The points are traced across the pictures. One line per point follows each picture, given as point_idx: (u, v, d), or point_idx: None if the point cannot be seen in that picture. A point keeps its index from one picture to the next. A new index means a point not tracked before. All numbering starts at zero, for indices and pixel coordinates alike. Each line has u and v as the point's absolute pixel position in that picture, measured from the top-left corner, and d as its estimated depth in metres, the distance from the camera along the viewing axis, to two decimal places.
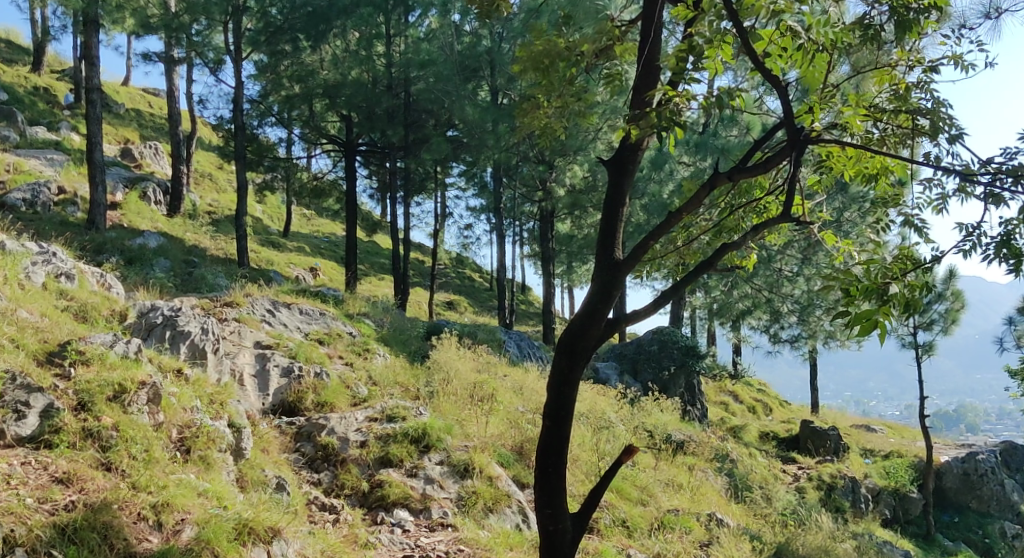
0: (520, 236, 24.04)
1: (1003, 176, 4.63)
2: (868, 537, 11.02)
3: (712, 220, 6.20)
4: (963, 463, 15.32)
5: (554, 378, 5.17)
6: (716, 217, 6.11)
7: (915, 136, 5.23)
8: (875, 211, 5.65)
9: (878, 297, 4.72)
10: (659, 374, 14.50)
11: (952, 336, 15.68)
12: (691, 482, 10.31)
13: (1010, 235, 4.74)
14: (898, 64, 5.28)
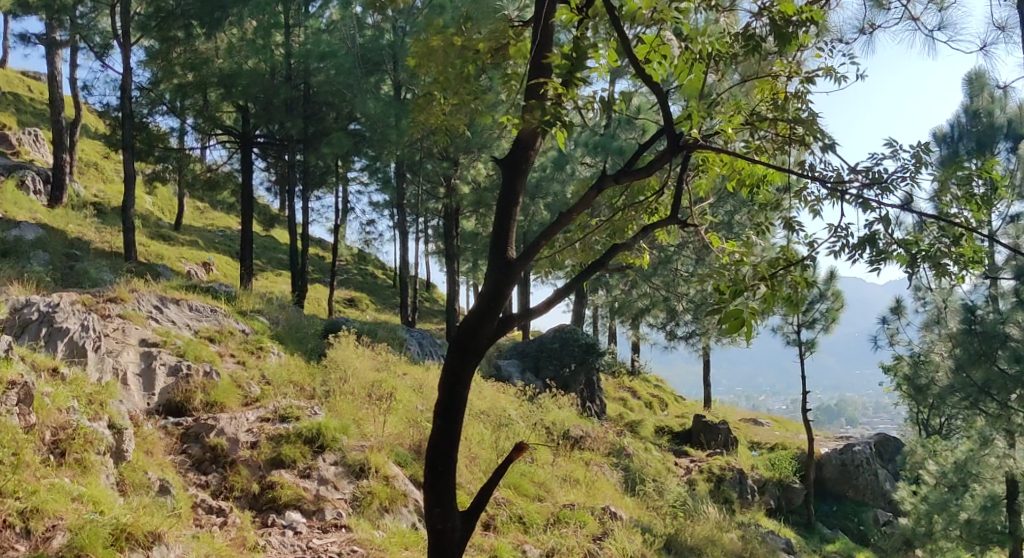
0: (424, 233, 23.92)
1: (869, 183, 4.82)
2: (754, 527, 11.42)
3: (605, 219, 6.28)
4: (841, 455, 16.05)
5: (445, 375, 5.14)
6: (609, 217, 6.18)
7: (792, 144, 5.46)
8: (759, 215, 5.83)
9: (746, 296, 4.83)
10: (560, 371, 14.54)
11: (831, 333, 16.17)
12: (588, 476, 10.46)
13: (874, 236, 4.93)
14: (779, 75, 5.54)
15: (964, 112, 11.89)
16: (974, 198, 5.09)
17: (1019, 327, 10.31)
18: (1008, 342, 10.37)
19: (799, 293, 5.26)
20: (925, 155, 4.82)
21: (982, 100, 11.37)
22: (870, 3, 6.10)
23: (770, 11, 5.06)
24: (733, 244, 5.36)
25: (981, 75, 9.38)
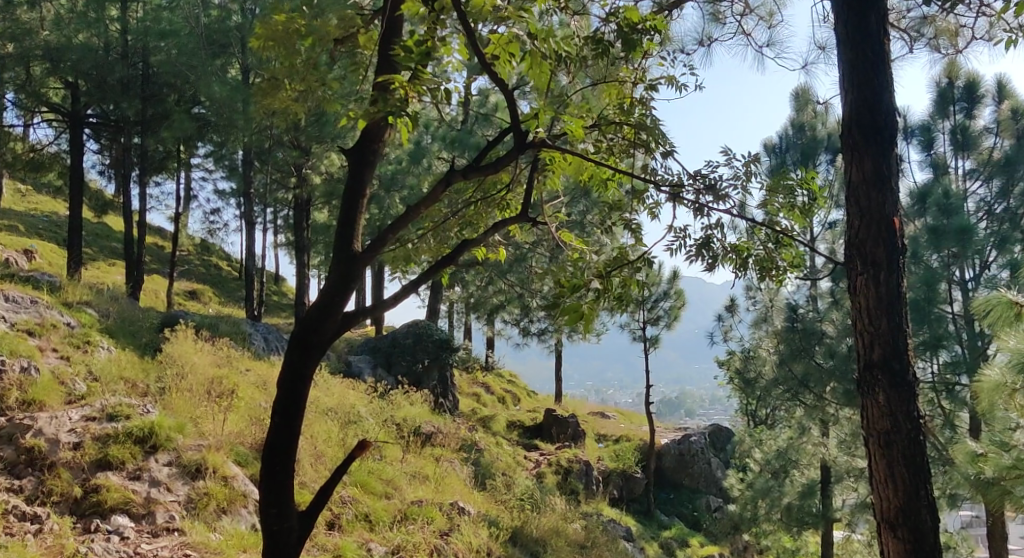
0: (273, 223, 23.14)
1: (704, 189, 4.99)
2: (597, 517, 11.68)
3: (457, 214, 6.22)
4: (679, 445, 16.73)
5: (285, 372, 4.93)
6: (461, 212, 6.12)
7: (637, 148, 5.59)
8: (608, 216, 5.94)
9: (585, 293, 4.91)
10: (413, 367, 14.35)
11: (674, 331, 16.78)
12: (437, 472, 10.35)
13: (710, 239, 5.11)
14: (625, 80, 5.66)
15: (791, 125, 12.59)
16: (799, 206, 5.40)
17: (834, 325, 11.06)
18: (824, 339, 11.10)
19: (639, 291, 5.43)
20: (755, 162, 5.04)
21: (807, 114, 12.08)
22: (708, 16, 6.33)
23: (616, 17, 5.17)
24: (582, 242, 5.42)
25: (806, 91, 9.94)
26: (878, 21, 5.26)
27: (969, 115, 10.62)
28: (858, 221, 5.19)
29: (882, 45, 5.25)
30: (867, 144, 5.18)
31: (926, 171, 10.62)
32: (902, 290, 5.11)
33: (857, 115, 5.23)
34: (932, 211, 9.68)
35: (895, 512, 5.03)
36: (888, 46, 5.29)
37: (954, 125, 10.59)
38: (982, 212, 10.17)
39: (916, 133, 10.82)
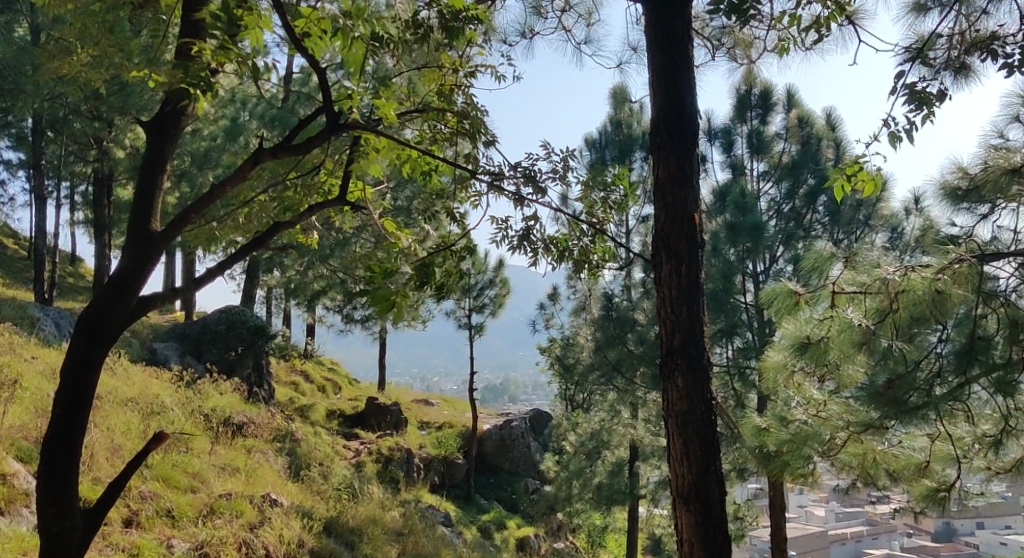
0: (71, 200, 21.41)
1: (524, 180, 5.02)
2: (415, 504, 11.61)
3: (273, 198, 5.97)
4: (500, 430, 16.96)
5: (69, 360, 4.48)
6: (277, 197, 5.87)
7: (458, 137, 5.57)
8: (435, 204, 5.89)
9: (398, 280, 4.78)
10: (225, 355, 13.66)
11: (498, 319, 16.88)
12: (248, 464, 9.90)
13: (530, 230, 5.15)
14: (447, 67, 5.62)
15: (609, 121, 12.90)
16: (613, 201, 5.58)
17: (645, 314, 11.53)
18: (636, 327, 11.55)
19: (459, 280, 5.38)
20: (573, 155, 5.12)
21: (624, 111, 12.43)
22: (530, 10, 6.33)
23: (438, 3, 5.10)
24: (403, 230, 5.32)
25: (622, 89, 10.26)
26: (685, 26, 5.26)
27: (764, 120, 11.32)
28: (663, 216, 5.12)
29: (687, 48, 5.25)
30: (673, 142, 5.14)
31: (726, 171, 11.24)
32: (701, 280, 5.08)
33: (665, 114, 5.18)
34: (730, 209, 10.22)
35: (687, 488, 4.94)
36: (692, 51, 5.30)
37: (750, 129, 11.25)
38: (772, 212, 10.91)
39: (718, 135, 11.43)
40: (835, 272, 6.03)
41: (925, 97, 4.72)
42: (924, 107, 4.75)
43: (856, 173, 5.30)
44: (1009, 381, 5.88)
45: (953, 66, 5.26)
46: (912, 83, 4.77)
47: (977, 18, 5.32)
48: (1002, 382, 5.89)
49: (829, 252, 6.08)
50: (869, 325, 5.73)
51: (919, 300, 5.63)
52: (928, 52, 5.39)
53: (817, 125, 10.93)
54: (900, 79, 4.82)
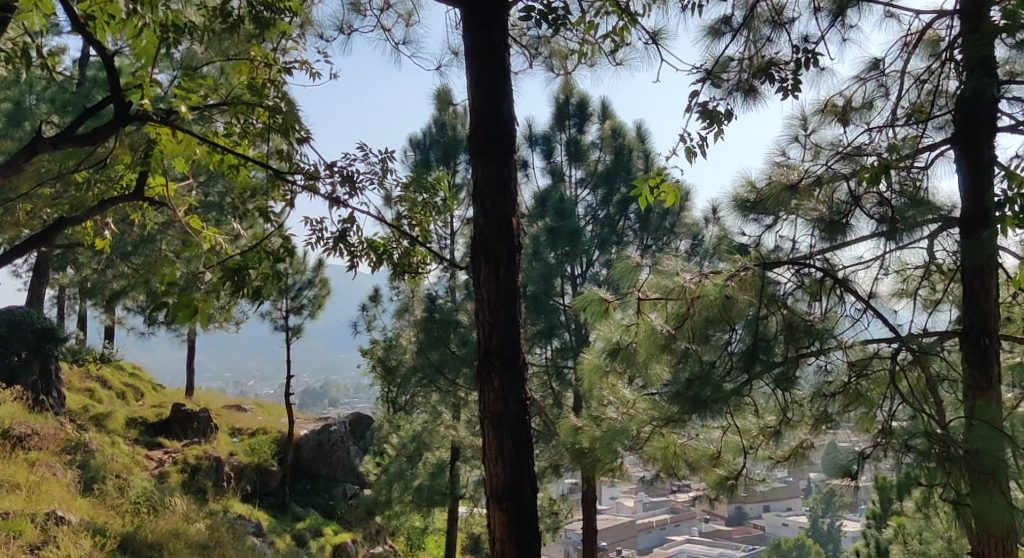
0: None
1: (341, 180, 4.91)
2: (222, 515, 11.08)
3: (63, 194, 5.56)
4: (318, 435, 16.56)
5: None
6: (68, 195, 5.49)
7: (268, 134, 5.36)
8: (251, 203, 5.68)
9: (198, 284, 4.50)
10: (7, 361, 12.49)
11: (317, 320, 16.39)
12: (31, 479, 9.09)
13: (347, 232, 5.06)
14: (257, 60, 5.33)
15: (433, 121, 12.70)
16: (424, 205, 5.71)
17: (468, 316, 11.57)
18: (459, 328, 11.56)
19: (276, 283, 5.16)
20: (390, 159, 5.09)
21: (448, 114, 12.29)
22: (348, 6, 6.16)
23: None
24: (213, 229, 5.06)
25: (444, 92, 10.20)
26: (502, 34, 5.28)
27: (581, 129, 11.59)
28: (482, 220, 5.11)
29: (504, 56, 5.28)
30: (492, 148, 5.14)
31: (545, 178, 11.42)
32: (518, 283, 5.12)
33: (483, 119, 5.17)
34: (551, 213, 10.43)
35: (501, 487, 4.96)
36: (510, 59, 5.33)
37: (569, 138, 11.50)
38: (589, 217, 11.16)
39: (539, 142, 11.60)
40: (643, 278, 5.93)
41: (716, 115, 4.97)
42: (716, 124, 5.00)
43: (657, 183, 5.58)
44: (789, 377, 5.40)
45: (743, 87, 5.58)
46: (705, 102, 5.00)
47: (764, 44, 5.67)
48: (780, 380, 5.39)
49: (636, 260, 5.97)
50: (669, 329, 5.63)
51: (712, 306, 5.51)
52: (720, 74, 5.68)
53: (629, 136, 11.37)
54: (694, 97, 5.05)
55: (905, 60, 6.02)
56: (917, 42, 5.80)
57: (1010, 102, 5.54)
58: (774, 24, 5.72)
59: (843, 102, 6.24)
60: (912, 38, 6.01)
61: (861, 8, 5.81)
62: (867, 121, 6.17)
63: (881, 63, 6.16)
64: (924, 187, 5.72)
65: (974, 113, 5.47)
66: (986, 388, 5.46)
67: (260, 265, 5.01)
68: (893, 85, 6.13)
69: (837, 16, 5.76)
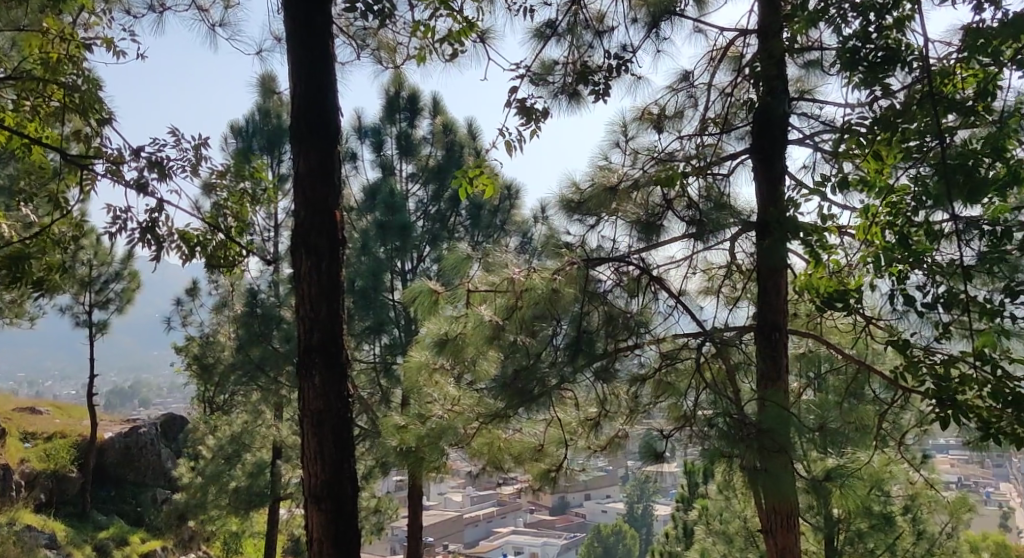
0: None
1: (148, 167, 4.59)
2: (10, 527, 10.17)
3: None
4: (125, 438, 15.57)
5: None
6: None
7: (64, 116, 4.88)
8: (45, 187, 5.15)
9: None
10: None
11: (125, 316, 15.34)
12: None
13: (154, 223, 4.76)
14: (51, 33, 4.83)
15: (257, 107, 12.07)
16: (246, 194, 5.48)
17: (292, 311, 11.12)
18: (282, 324, 11.05)
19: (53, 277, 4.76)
20: (204, 149, 4.86)
21: (273, 101, 11.69)
22: None
23: None
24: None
25: (268, 77, 9.74)
26: (326, 20, 5.07)
27: (411, 124, 11.31)
28: (302, 211, 4.89)
29: (327, 43, 5.07)
30: (313, 138, 4.94)
31: (374, 171, 11.12)
32: (339, 276, 4.94)
33: (305, 108, 4.96)
34: (381, 208, 10.04)
35: (320, 486, 4.78)
36: (334, 46, 5.13)
37: (399, 131, 11.17)
38: (420, 213, 10.95)
39: (368, 134, 11.23)
40: (472, 272, 5.84)
41: (534, 113, 5.00)
42: (533, 122, 5.03)
43: (474, 177, 5.64)
44: (610, 371, 5.61)
45: (567, 91, 5.69)
46: (523, 98, 5.03)
47: (586, 50, 5.75)
48: (602, 372, 5.59)
49: (466, 252, 5.87)
50: (497, 320, 5.53)
51: (539, 300, 5.51)
52: (545, 76, 5.75)
53: (459, 133, 11.30)
54: (512, 93, 5.07)
55: (711, 73, 6.27)
56: (722, 57, 6.07)
57: (799, 117, 5.90)
58: (596, 31, 5.83)
59: (658, 110, 6.45)
60: (718, 54, 6.28)
61: (673, 22, 6.02)
62: (678, 129, 6.43)
63: (690, 75, 6.41)
64: (726, 193, 5.99)
65: (768, 127, 5.69)
66: (774, 378, 5.72)
67: (40, 256, 4.56)
68: (701, 97, 6.40)
69: (652, 28, 5.95)
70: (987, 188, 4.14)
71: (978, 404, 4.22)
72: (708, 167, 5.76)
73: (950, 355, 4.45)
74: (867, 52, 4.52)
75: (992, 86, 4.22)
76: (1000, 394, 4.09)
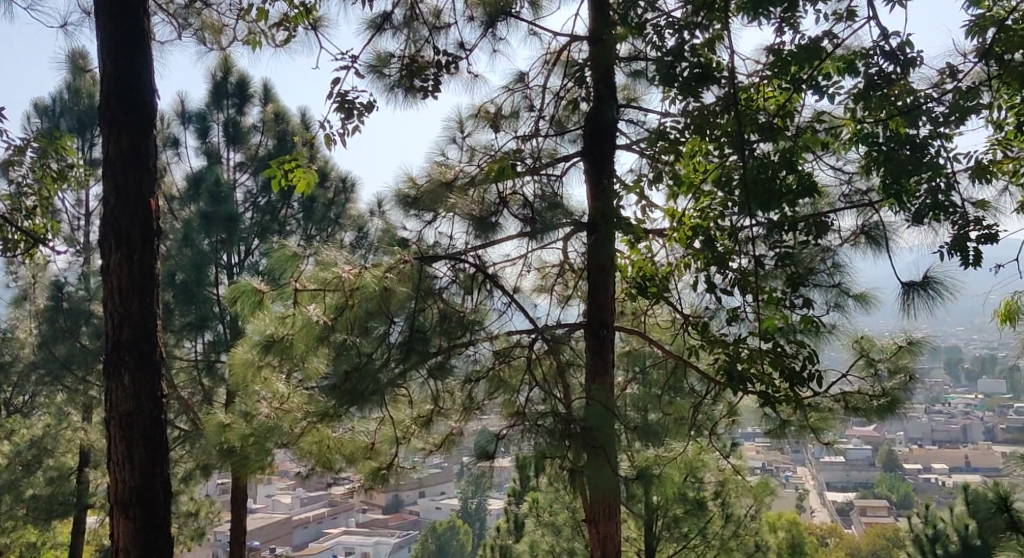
0: None
1: None
2: None
3: None
4: None
5: None
6: None
7: None
8: None
9: None
10: None
11: None
12: None
13: None
14: None
15: (66, 86, 11.16)
16: (52, 172, 5.05)
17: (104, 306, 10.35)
18: (92, 319, 10.24)
19: None
20: None
21: (85, 80, 10.84)
22: None
23: None
24: None
25: (79, 53, 9.03)
26: None
27: (240, 111, 10.80)
28: (113, 198, 4.55)
29: (144, 19, 4.72)
30: (127, 120, 4.60)
31: (199, 159, 10.54)
32: (155, 268, 4.62)
33: (117, 87, 4.61)
34: (204, 197, 9.47)
35: (128, 493, 4.46)
36: (152, 23, 4.80)
37: (227, 118, 10.65)
38: (248, 204, 10.45)
39: (192, 120, 10.63)
40: (302, 268, 5.61)
41: (355, 106, 4.88)
42: (355, 115, 4.90)
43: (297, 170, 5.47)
44: (443, 367, 5.45)
45: (402, 86, 5.58)
46: (345, 92, 4.89)
47: (422, 45, 5.67)
48: (434, 369, 5.41)
49: (293, 249, 5.60)
50: (326, 320, 5.30)
51: (371, 296, 5.31)
52: (380, 69, 5.57)
53: (292, 122, 10.90)
54: (335, 84, 4.92)
55: (545, 76, 6.34)
56: (556, 61, 6.14)
57: (627, 123, 6.06)
58: (432, 27, 5.76)
59: (494, 109, 6.45)
60: (552, 57, 6.36)
61: (509, 23, 6.04)
62: (514, 129, 6.46)
63: (526, 76, 6.45)
64: (559, 193, 6.10)
65: (601, 130, 5.80)
66: (603, 373, 5.85)
67: None
68: (535, 98, 6.46)
69: (487, 28, 5.95)
70: (783, 199, 4.40)
71: (760, 373, 4.68)
72: (542, 167, 5.84)
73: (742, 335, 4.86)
74: (682, 68, 4.72)
75: (790, 107, 4.55)
76: (778, 368, 4.56)
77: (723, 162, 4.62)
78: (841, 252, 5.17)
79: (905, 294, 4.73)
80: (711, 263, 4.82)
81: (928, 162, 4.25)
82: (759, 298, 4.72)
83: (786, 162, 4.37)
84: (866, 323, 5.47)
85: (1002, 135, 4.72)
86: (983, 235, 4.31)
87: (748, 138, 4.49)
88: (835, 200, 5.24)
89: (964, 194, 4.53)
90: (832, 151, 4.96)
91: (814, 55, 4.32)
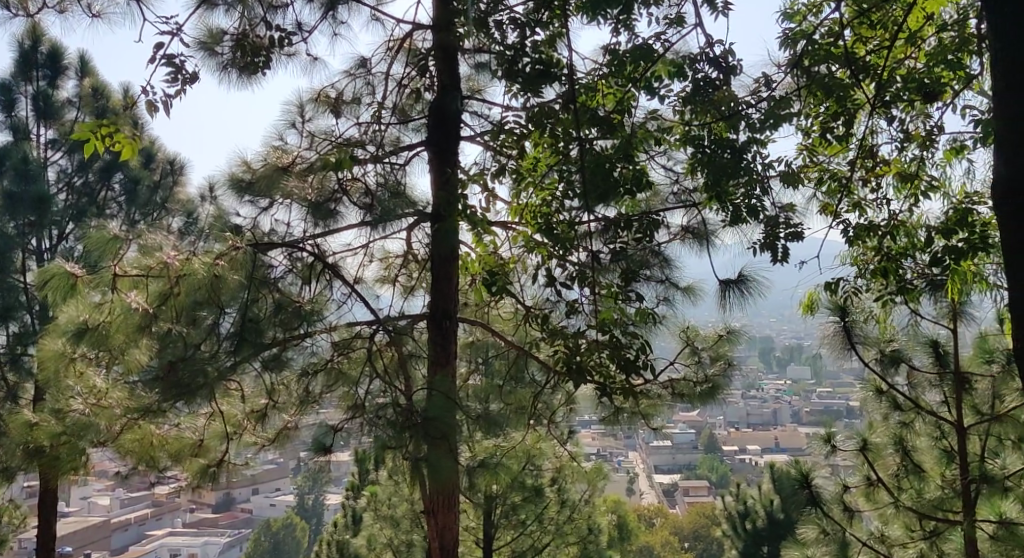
0: None
1: None
2: None
3: None
4: None
5: None
6: None
7: None
8: None
9: None
10: None
11: None
12: None
13: None
14: None
15: None
16: None
17: None
18: None
19: None
20: None
21: None
22: None
23: None
24: None
25: None
26: None
27: (52, 84, 9.95)
28: None
29: None
30: None
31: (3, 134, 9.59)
32: None
33: None
34: (9, 176, 8.64)
35: None
36: None
37: (37, 91, 9.77)
38: (62, 184, 9.62)
39: None
40: (123, 253, 5.09)
41: (181, 71, 4.54)
42: (180, 82, 4.55)
43: (111, 134, 4.83)
44: (278, 358, 5.23)
45: (237, 65, 5.28)
46: (171, 53, 4.53)
47: (258, 21, 5.35)
48: (269, 360, 5.18)
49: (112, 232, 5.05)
50: (148, 308, 4.94)
51: (200, 286, 4.90)
52: (211, 46, 5.27)
53: (111, 98, 10.07)
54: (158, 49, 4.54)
55: (388, 63, 6.16)
56: (398, 48, 5.98)
57: (471, 115, 5.99)
58: (268, 4, 5.46)
59: (335, 94, 6.22)
60: (395, 44, 6.19)
61: (350, 7, 5.83)
62: (356, 115, 6.24)
63: (368, 62, 6.28)
64: (403, 183, 5.96)
65: (444, 119, 5.72)
66: (444, 363, 5.78)
67: None
68: (378, 85, 6.29)
69: (327, 10, 5.72)
70: (617, 192, 4.50)
71: (599, 366, 4.74)
72: (382, 155, 5.66)
73: (580, 328, 4.92)
74: (524, 62, 4.72)
75: (625, 104, 4.64)
76: (615, 359, 4.65)
77: (563, 155, 4.64)
78: (668, 248, 5.26)
79: (722, 291, 5.02)
80: (551, 255, 4.85)
81: (744, 166, 4.44)
82: (596, 291, 4.79)
83: (623, 155, 4.42)
84: (692, 314, 5.69)
85: (809, 140, 4.89)
86: (789, 233, 4.57)
87: (585, 133, 4.55)
88: (666, 198, 5.39)
89: (774, 198, 4.73)
90: (664, 150, 5.09)
91: (646, 57, 4.39)
